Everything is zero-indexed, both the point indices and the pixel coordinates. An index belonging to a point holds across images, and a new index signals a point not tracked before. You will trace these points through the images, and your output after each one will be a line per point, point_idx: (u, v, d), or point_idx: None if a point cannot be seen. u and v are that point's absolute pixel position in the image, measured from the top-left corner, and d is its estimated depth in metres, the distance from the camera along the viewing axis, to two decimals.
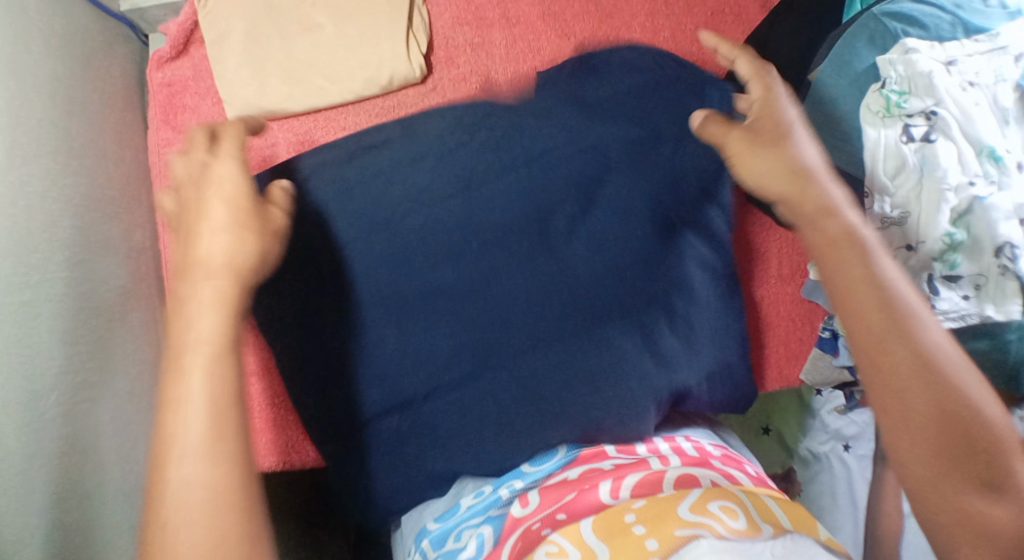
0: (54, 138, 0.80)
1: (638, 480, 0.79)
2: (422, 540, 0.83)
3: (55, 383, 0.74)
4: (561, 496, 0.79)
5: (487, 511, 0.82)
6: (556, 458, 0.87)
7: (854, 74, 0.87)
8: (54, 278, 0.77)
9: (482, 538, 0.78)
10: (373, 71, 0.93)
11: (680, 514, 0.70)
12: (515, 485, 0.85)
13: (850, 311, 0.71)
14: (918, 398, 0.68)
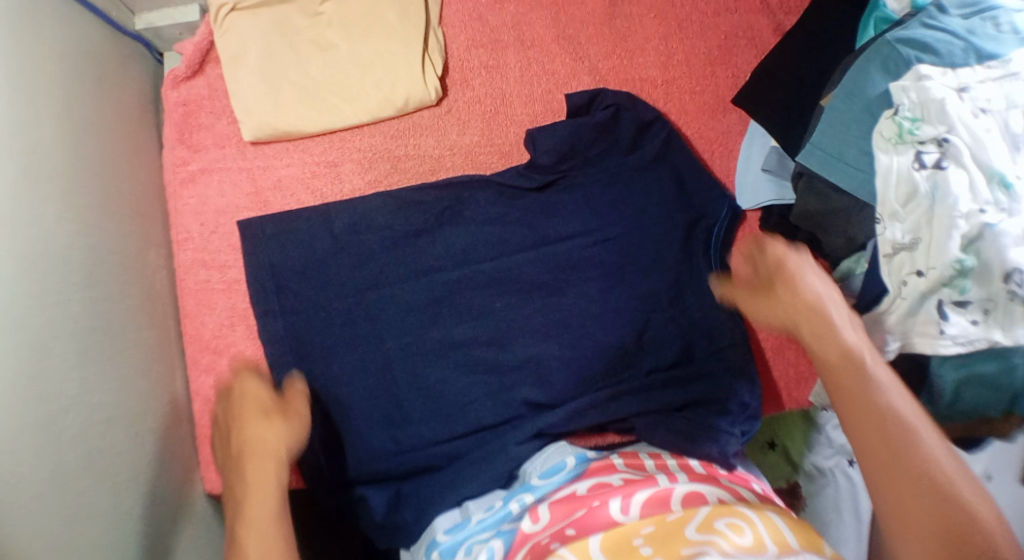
0: (69, 158, 0.80)
1: (647, 497, 0.75)
2: (431, 553, 0.78)
3: (71, 406, 0.74)
4: (568, 510, 0.76)
5: (497, 525, 0.78)
6: (565, 472, 0.82)
7: (866, 99, 0.88)
8: (71, 298, 0.77)
9: (493, 552, 0.75)
10: (389, 92, 0.94)
11: (688, 534, 0.69)
12: (524, 499, 0.80)
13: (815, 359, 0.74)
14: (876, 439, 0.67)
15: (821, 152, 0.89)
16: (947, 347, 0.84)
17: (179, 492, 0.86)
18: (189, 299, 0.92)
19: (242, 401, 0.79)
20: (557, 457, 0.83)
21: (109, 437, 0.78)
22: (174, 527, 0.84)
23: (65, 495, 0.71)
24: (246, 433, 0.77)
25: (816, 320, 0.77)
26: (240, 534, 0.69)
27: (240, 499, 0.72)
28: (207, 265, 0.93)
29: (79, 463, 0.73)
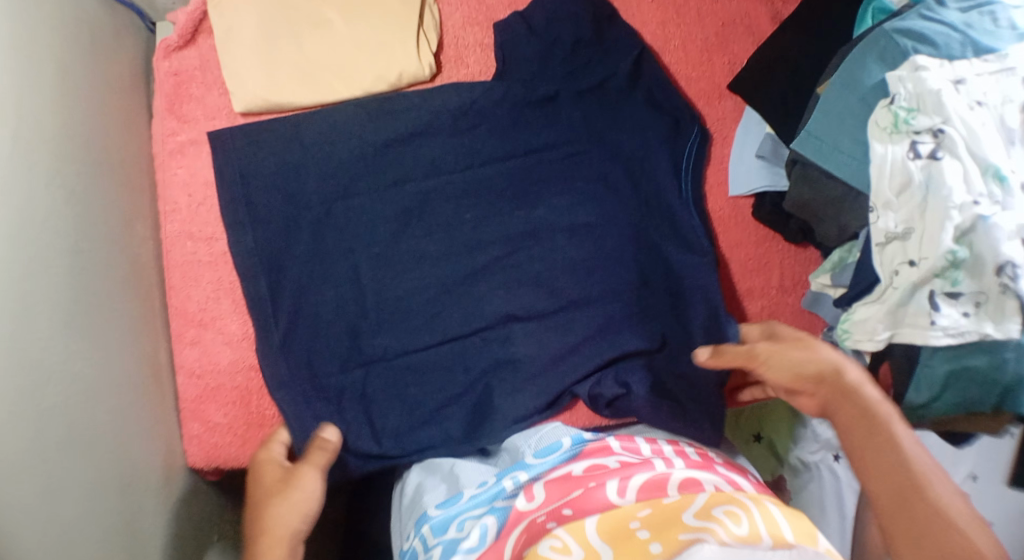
0: (59, 124, 0.79)
1: (644, 480, 0.76)
2: (421, 526, 0.78)
3: (55, 375, 0.73)
4: (566, 489, 0.76)
5: (490, 503, 0.79)
6: (561, 452, 0.83)
7: (861, 90, 0.87)
8: (58, 267, 0.76)
9: (486, 530, 0.75)
10: (382, 68, 0.93)
11: (685, 520, 0.68)
12: (519, 477, 0.81)
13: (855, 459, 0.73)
14: (879, 472, 0.71)
15: (817, 140, 0.88)
16: (938, 338, 0.83)
17: (158, 467, 0.85)
18: (175, 273, 0.91)
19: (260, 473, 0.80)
20: (553, 438, 0.85)
21: (90, 409, 0.77)
22: (151, 503, 0.83)
23: (43, 466, 0.70)
24: (263, 459, 0.82)
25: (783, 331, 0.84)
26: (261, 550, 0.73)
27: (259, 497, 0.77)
28: (193, 238, 0.91)
29: (59, 433, 0.72)
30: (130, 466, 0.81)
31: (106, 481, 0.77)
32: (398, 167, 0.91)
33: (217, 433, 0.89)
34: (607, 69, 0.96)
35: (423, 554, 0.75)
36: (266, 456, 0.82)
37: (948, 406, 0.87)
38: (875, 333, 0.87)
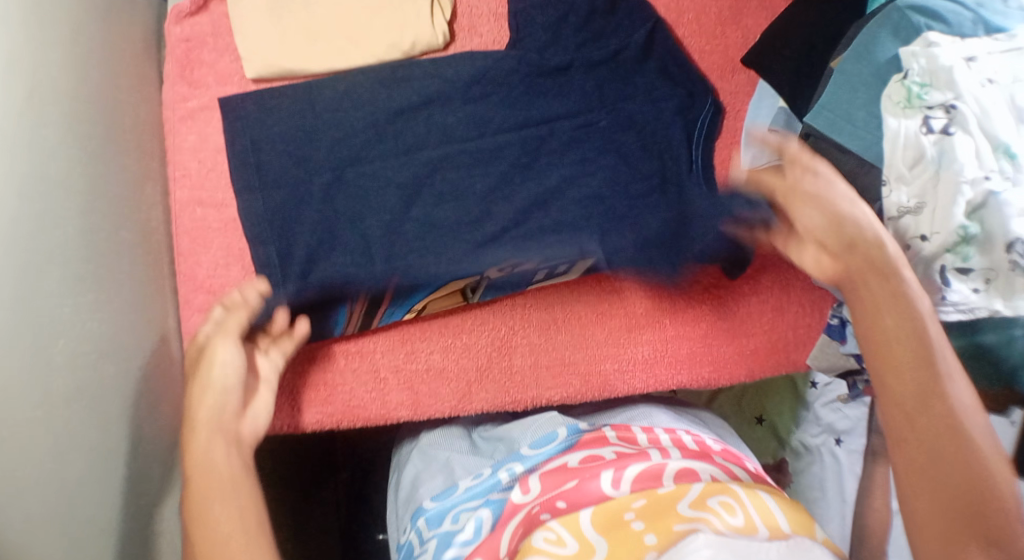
0: (70, 82, 0.78)
1: (640, 470, 0.76)
2: (417, 519, 0.81)
3: (63, 333, 0.72)
4: (561, 481, 0.78)
5: (485, 495, 0.81)
6: (557, 442, 0.86)
7: (876, 64, 0.87)
8: (66, 225, 0.75)
9: (480, 522, 0.77)
10: (396, 35, 0.91)
11: (680, 510, 0.69)
12: (514, 469, 0.83)
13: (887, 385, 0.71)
14: (900, 381, 0.70)
15: (830, 113, 0.88)
16: (949, 314, 0.85)
17: (162, 433, 0.85)
18: (184, 239, 0.89)
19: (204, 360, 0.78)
20: (549, 428, 0.88)
21: (98, 371, 0.76)
22: (155, 468, 0.83)
23: (52, 422, 0.69)
24: (196, 404, 0.76)
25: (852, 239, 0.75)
26: (207, 371, 0.78)
27: (191, 390, 0.77)
28: (203, 204, 0.89)
29: (66, 392, 0.72)
30: (135, 431, 0.81)
31: (112, 443, 0.77)
32: (411, 134, 0.90)
33: None
34: (619, 39, 0.95)
35: (419, 547, 0.78)
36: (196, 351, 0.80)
37: None
38: None
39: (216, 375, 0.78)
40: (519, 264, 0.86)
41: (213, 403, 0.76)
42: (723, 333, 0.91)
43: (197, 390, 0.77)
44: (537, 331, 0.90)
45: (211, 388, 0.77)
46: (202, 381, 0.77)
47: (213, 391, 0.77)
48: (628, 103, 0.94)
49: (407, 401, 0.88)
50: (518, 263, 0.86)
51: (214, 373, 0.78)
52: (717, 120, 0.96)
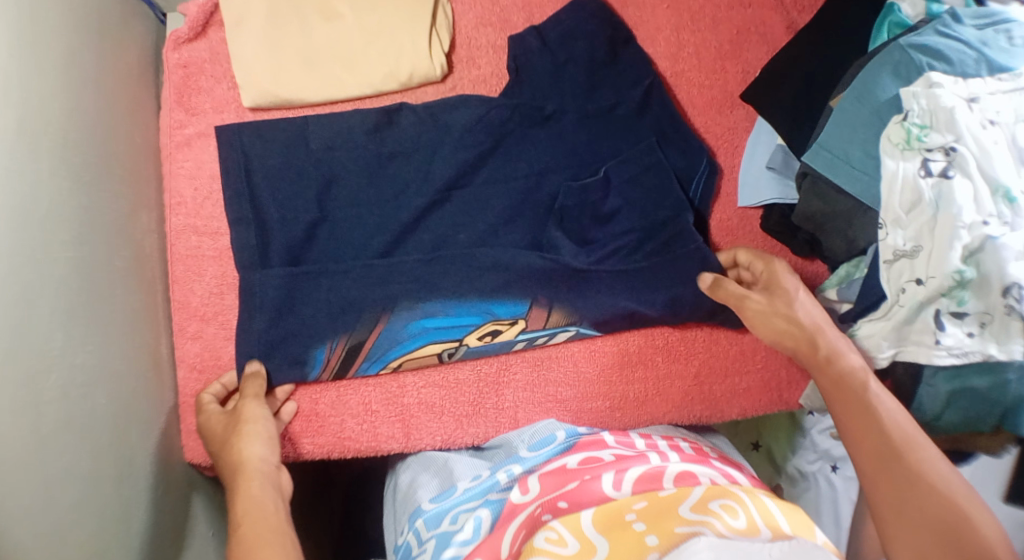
0: (66, 112, 0.78)
1: (639, 473, 0.77)
2: (415, 520, 0.80)
3: (55, 364, 0.73)
4: (561, 483, 0.77)
5: (484, 495, 0.81)
6: (555, 445, 0.85)
7: (876, 103, 0.85)
8: (59, 258, 0.75)
9: (479, 522, 0.77)
10: (393, 66, 0.90)
11: (681, 513, 0.68)
12: (513, 470, 0.83)
13: (848, 436, 0.73)
14: (858, 431, 0.73)
15: (827, 153, 0.86)
16: (942, 358, 0.83)
17: (155, 460, 0.85)
18: (178, 266, 0.90)
19: (207, 427, 0.83)
20: (548, 431, 0.87)
21: (90, 403, 0.77)
22: (147, 496, 0.83)
23: (41, 458, 0.70)
24: (243, 452, 0.78)
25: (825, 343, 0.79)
26: (243, 431, 0.80)
27: (219, 448, 0.80)
28: (198, 232, 0.90)
29: (57, 426, 0.72)
30: (128, 459, 0.81)
31: (103, 474, 0.77)
32: (405, 166, 0.90)
33: None
34: (616, 92, 0.93)
35: (417, 547, 0.77)
36: (206, 418, 0.84)
37: (953, 420, 0.86)
38: (879, 350, 0.87)
39: (247, 430, 0.80)
40: (495, 335, 0.88)
41: (260, 455, 0.78)
42: (715, 373, 0.92)
43: (241, 446, 0.78)
44: (527, 367, 0.91)
45: (241, 442, 0.78)
46: (244, 437, 0.79)
47: (255, 444, 0.79)
48: (610, 164, 0.91)
49: (398, 434, 0.89)
50: (497, 329, 0.88)
51: (247, 430, 0.80)
52: (712, 182, 0.94)
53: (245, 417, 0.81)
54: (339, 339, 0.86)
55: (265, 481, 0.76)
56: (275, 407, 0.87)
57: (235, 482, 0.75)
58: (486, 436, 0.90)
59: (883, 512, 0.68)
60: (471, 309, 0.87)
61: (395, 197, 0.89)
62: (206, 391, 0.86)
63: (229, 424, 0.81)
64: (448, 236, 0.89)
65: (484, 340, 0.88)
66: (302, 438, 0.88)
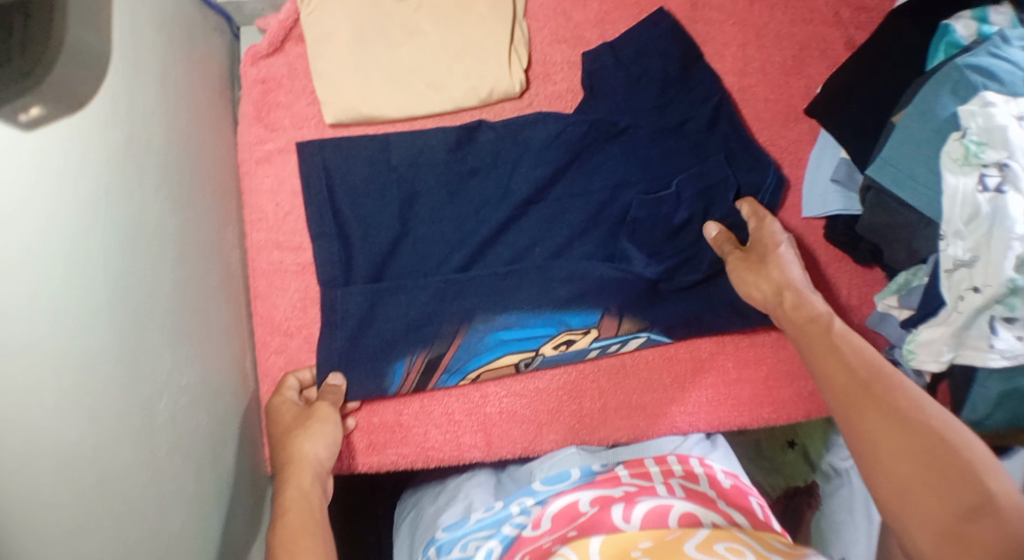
0: (162, 134, 0.78)
1: (649, 508, 0.80)
2: (429, 548, 0.86)
3: (163, 389, 0.74)
4: (572, 517, 0.83)
5: (497, 525, 0.86)
6: (569, 482, 0.89)
7: (937, 121, 0.88)
8: (162, 281, 0.76)
9: (490, 552, 0.83)
10: (474, 82, 0.92)
11: (687, 549, 0.71)
12: (525, 503, 0.87)
13: (822, 381, 0.79)
14: (831, 376, 0.79)
15: (892, 168, 0.91)
16: (995, 360, 0.87)
17: (240, 473, 0.86)
18: (260, 281, 0.90)
19: (276, 415, 0.85)
20: (564, 466, 0.91)
21: (190, 421, 0.78)
22: (236, 508, 0.85)
23: (155, 479, 0.71)
24: (302, 447, 0.81)
25: (792, 297, 0.86)
26: (306, 425, 0.83)
27: (282, 437, 0.83)
28: (281, 246, 0.90)
29: (167, 445, 0.73)
30: (220, 474, 0.82)
31: (202, 489, 0.78)
32: (482, 181, 0.91)
33: None
34: (687, 109, 0.95)
35: None
36: (281, 402, 0.86)
37: (1001, 418, 0.92)
38: (939, 354, 0.91)
39: (314, 426, 0.83)
40: (570, 344, 0.90)
41: (317, 454, 0.81)
42: (784, 378, 0.95)
43: (301, 441, 0.81)
44: (604, 375, 0.93)
45: (304, 437, 0.82)
46: (307, 432, 0.82)
47: (318, 441, 0.82)
48: (682, 177, 0.92)
49: (480, 442, 0.91)
50: (571, 338, 0.90)
51: (314, 427, 0.83)
52: (779, 193, 0.95)
53: (319, 411, 0.84)
54: (419, 351, 0.87)
55: (315, 484, 0.79)
56: (346, 411, 0.89)
57: (291, 474, 0.79)
58: (563, 441, 0.93)
59: (862, 449, 0.73)
60: (544, 319, 0.89)
61: (473, 212, 0.91)
62: (288, 375, 0.88)
63: (298, 415, 0.84)
64: (526, 248, 0.91)
65: (559, 348, 0.91)
66: (388, 447, 0.90)
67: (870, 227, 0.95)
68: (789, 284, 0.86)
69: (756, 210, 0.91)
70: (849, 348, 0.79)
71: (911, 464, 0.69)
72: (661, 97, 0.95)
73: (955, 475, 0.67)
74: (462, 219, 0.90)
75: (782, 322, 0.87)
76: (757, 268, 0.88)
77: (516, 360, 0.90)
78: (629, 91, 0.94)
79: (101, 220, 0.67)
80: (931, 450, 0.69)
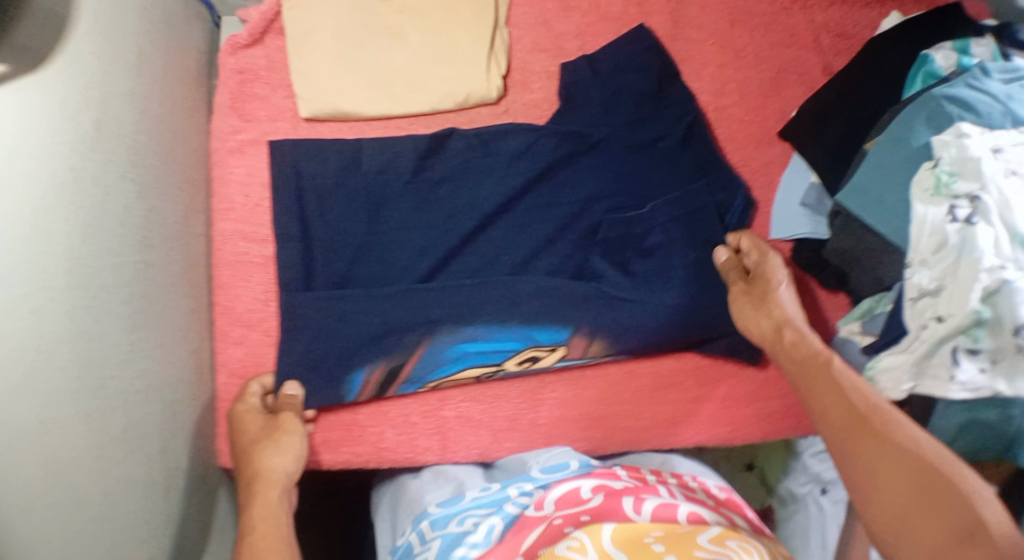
0: (130, 120, 0.78)
1: (656, 504, 0.79)
2: (421, 522, 0.83)
3: (113, 373, 0.73)
4: (577, 501, 0.80)
5: (496, 504, 0.83)
6: (568, 471, 0.87)
7: (908, 150, 0.89)
8: (121, 265, 0.76)
9: (492, 529, 0.79)
10: (451, 86, 0.92)
11: (700, 541, 0.73)
12: (525, 487, 0.85)
13: (818, 412, 0.79)
14: (827, 408, 0.78)
15: (860, 195, 0.91)
16: (957, 392, 0.85)
17: (193, 463, 0.86)
18: (225, 271, 0.90)
19: (240, 422, 0.86)
20: (563, 458, 0.89)
21: (141, 407, 0.77)
22: (185, 498, 0.84)
23: (99, 464, 0.71)
24: (269, 462, 0.83)
25: (792, 336, 0.84)
26: (273, 437, 0.84)
27: (249, 450, 0.84)
28: (247, 238, 0.91)
29: (114, 431, 0.73)
30: (171, 463, 0.81)
31: (151, 478, 0.78)
32: (451, 184, 0.92)
33: None
34: (660, 125, 0.95)
35: (419, 546, 0.80)
36: (245, 409, 0.86)
37: (965, 449, 0.91)
38: (898, 383, 0.88)
39: (284, 439, 0.84)
40: (535, 360, 0.90)
41: (285, 469, 0.83)
42: (743, 398, 0.95)
43: (267, 455, 0.83)
44: (564, 386, 0.93)
45: (268, 450, 0.83)
46: (273, 445, 0.83)
47: (285, 456, 0.83)
48: (659, 202, 0.92)
49: (435, 445, 0.91)
50: (536, 355, 0.89)
51: (284, 440, 0.84)
52: (747, 216, 0.96)
53: (286, 421, 0.85)
54: (378, 363, 0.87)
55: (282, 502, 0.81)
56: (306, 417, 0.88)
57: (257, 493, 0.81)
58: (519, 450, 0.92)
59: (860, 483, 0.73)
60: (513, 334, 0.88)
61: (442, 214, 0.91)
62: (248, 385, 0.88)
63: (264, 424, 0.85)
64: (493, 257, 0.91)
65: (524, 364, 0.90)
66: (343, 446, 0.90)
67: (836, 252, 0.95)
68: (786, 317, 0.86)
69: (756, 242, 0.92)
70: (846, 380, 0.78)
71: (906, 501, 0.69)
72: (638, 113, 0.95)
73: (949, 509, 0.67)
74: (431, 221, 0.90)
75: (777, 354, 0.86)
76: (760, 303, 0.88)
77: (477, 375, 0.90)
78: (607, 103, 0.95)
79: (61, 193, 0.69)
80: (924, 485, 0.69)
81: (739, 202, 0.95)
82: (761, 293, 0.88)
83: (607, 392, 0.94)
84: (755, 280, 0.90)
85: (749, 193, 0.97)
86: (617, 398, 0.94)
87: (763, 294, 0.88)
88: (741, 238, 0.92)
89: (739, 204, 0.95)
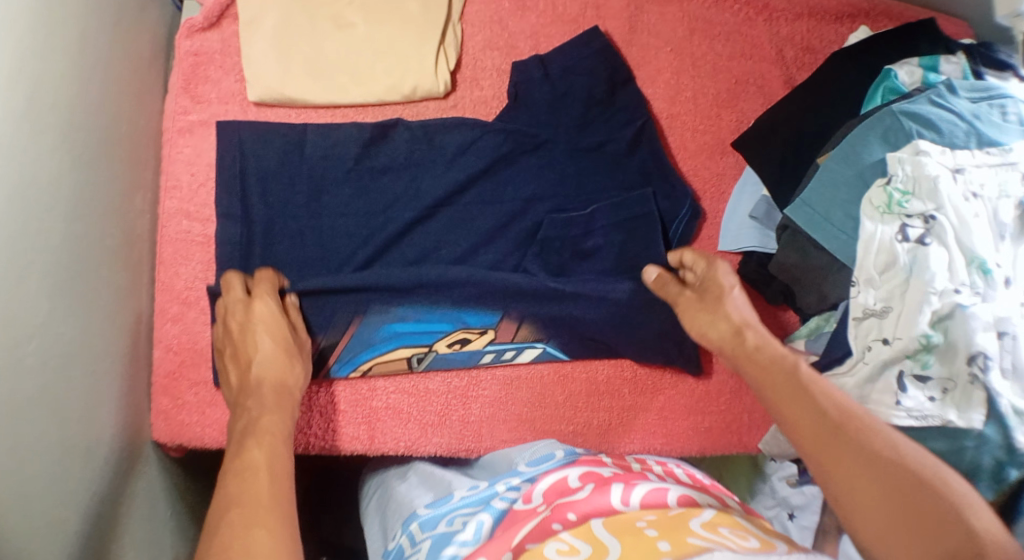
0: (74, 85, 0.78)
1: (647, 491, 0.73)
2: (410, 524, 0.78)
3: (37, 333, 0.73)
4: (568, 492, 0.75)
5: (484, 501, 0.78)
6: (554, 461, 0.84)
7: (861, 165, 0.86)
8: (53, 228, 0.75)
9: (481, 525, 0.73)
10: (397, 78, 0.92)
11: (692, 526, 0.65)
12: (513, 482, 0.80)
13: (786, 427, 0.74)
14: (796, 419, 0.74)
15: (809, 209, 0.87)
16: (901, 419, 0.81)
17: (122, 435, 0.85)
18: (167, 248, 0.91)
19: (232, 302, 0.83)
20: (547, 451, 0.87)
21: (67, 372, 0.77)
22: (111, 470, 0.83)
23: (15, 424, 0.69)
24: (278, 340, 0.81)
25: (754, 335, 0.81)
26: (282, 323, 0.83)
27: (256, 321, 0.82)
28: (190, 217, 0.92)
29: (33, 392, 0.72)
30: (95, 432, 0.81)
31: (72, 445, 0.77)
32: (394, 175, 0.92)
33: (183, 410, 0.91)
34: (609, 129, 0.95)
35: (410, 548, 0.75)
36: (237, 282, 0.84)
37: None
38: None
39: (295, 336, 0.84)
40: (465, 343, 0.90)
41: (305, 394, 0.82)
42: (678, 410, 0.95)
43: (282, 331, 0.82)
44: (497, 385, 0.92)
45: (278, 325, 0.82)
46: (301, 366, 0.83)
47: (292, 346, 0.83)
48: (603, 204, 0.92)
49: (363, 436, 0.90)
50: (466, 338, 0.90)
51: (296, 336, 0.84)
52: (692, 226, 0.95)
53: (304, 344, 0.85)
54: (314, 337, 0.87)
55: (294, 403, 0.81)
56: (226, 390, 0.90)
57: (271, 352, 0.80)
58: (447, 447, 0.91)
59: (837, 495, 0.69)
60: (442, 315, 0.89)
61: (383, 204, 0.91)
62: (236, 273, 0.86)
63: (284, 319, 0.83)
64: (430, 250, 0.91)
65: (453, 347, 0.90)
66: None
67: (780, 268, 0.92)
68: (746, 320, 0.83)
69: (702, 254, 0.89)
70: (817, 391, 0.74)
71: (895, 512, 0.65)
72: (586, 116, 0.95)
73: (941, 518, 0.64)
74: (372, 209, 0.91)
75: (738, 367, 0.81)
76: (715, 304, 0.85)
77: (408, 356, 0.90)
78: (556, 103, 0.94)
79: (6, 155, 0.69)
80: (914, 496, 0.66)
81: (685, 214, 0.94)
82: (713, 295, 0.86)
83: (541, 393, 0.92)
84: (701, 286, 0.88)
85: (696, 202, 0.96)
86: (551, 401, 0.93)
87: (714, 293, 0.85)
88: (687, 253, 0.90)
89: (683, 215, 0.94)
